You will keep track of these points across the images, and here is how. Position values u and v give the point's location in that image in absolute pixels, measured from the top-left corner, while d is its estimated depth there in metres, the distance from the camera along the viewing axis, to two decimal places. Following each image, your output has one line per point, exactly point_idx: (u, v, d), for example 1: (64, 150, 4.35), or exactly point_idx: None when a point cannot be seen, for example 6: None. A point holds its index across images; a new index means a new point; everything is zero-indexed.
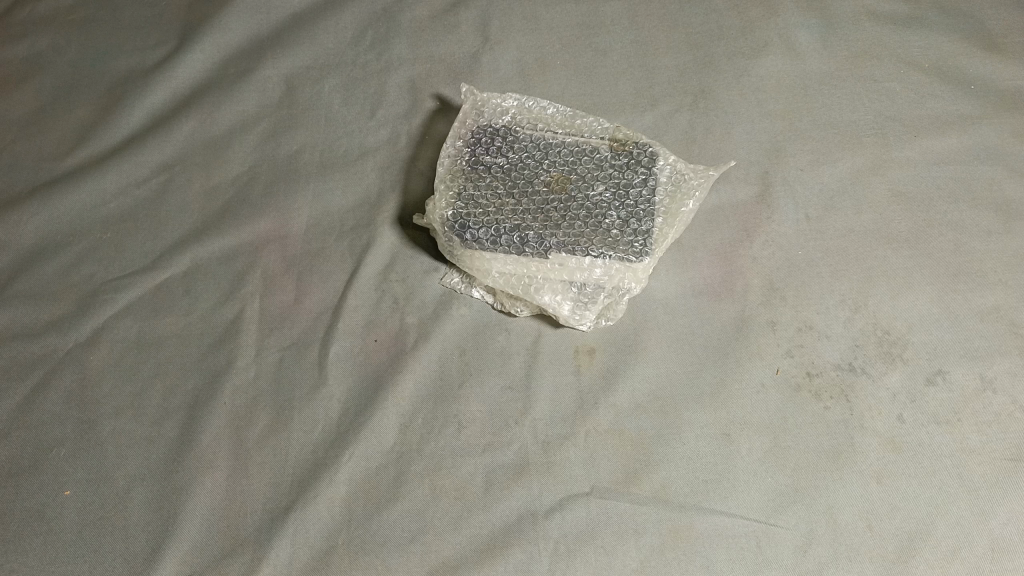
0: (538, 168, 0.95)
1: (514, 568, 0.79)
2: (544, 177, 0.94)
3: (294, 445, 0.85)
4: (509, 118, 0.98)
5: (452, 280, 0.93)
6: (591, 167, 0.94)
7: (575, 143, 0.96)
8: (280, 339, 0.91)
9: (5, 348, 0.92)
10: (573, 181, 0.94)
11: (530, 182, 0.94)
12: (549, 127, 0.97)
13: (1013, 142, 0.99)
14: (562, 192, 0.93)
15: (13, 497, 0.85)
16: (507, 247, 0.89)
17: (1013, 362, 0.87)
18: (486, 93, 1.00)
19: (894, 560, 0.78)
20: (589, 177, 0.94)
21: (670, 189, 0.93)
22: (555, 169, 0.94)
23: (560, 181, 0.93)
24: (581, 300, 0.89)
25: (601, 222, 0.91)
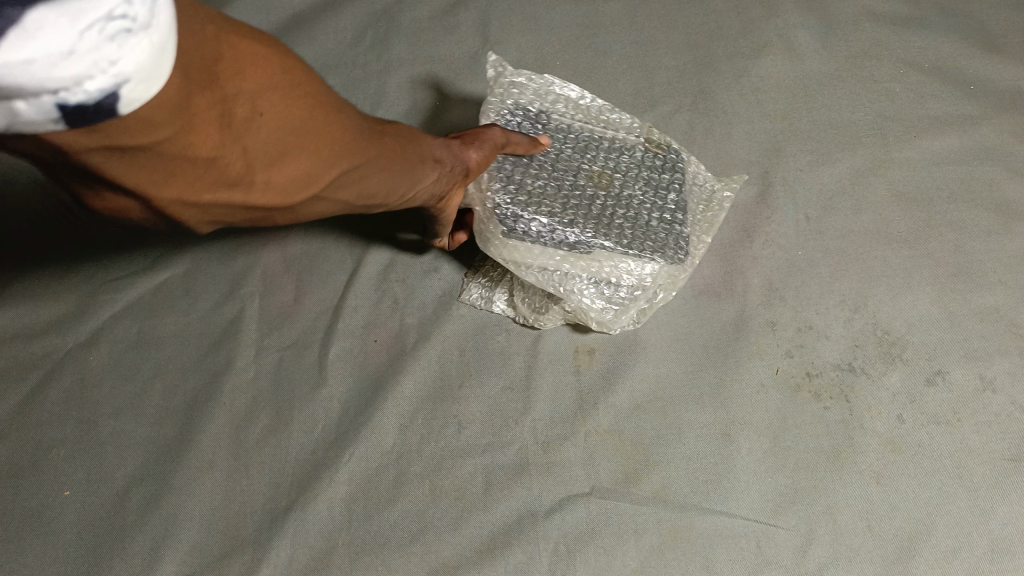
0: (581, 162, 0.90)
1: (514, 568, 0.79)
2: (587, 173, 0.90)
3: (295, 445, 0.85)
4: (546, 104, 0.93)
5: (470, 296, 0.91)
6: (633, 167, 0.91)
7: (613, 140, 0.93)
8: (280, 339, 0.91)
9: (5, 348, 0.92)
10: (617, 179, 0.90)
11: (574, 177, 0.89)
12: (585, 122, 0.93)
13: (1013, 142, 0.99)
14: (607, 190, 0.89)
15: (13, 497, 0.85)
16: (557, 244, 0.85)
17: (1012, 362, 0.87)
18: (521, 72, 0.93)
19: (894, 560, 0.78)
20: (632, 176, 0.91)
21: (704, 197, 0.93)
22: (598, 165, 0.91)
23: (603, 175, 0.90)
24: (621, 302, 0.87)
25: (648, 224, 0.88)
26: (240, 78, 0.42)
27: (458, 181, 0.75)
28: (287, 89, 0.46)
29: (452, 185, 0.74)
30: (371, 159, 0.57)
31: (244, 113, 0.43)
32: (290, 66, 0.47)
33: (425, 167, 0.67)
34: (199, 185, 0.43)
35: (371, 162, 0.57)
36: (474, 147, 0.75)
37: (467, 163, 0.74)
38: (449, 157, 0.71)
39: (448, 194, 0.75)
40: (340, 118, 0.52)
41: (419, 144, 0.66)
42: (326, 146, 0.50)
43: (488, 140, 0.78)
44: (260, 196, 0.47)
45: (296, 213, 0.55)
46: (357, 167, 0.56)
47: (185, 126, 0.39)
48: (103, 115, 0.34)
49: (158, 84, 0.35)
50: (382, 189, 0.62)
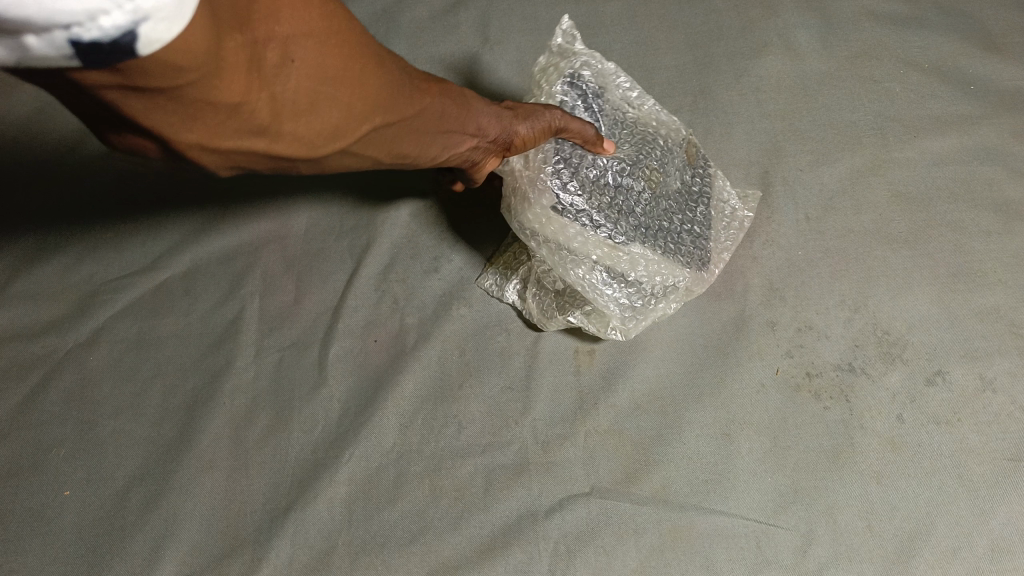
0: (631, 157, 0.85)
1: (514, 568, 0.79)
2: (637, 169, 0.84)
3: (295, 445, 0.85)
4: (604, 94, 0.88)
5: (486, 282, 0.91)
6: (676, 174, 0.88)
7: (661, 139, 0.88)
8: (280, 339, 0.91)
9: (5, 349, 0.92)
10: (663, 182, 0.86)
11: (624, 171, 0.83)
12: (636, 117, 0.89)
13: (1014, 142, 0.99)
14: (653, 191, 0.85)
15: (13, 497, 0.85)
16: (598, 241, 0.80)
17: (1013, 362, 0.86)
18: (584, 49, 0.87)
19: (894, 561, 0.78)
20: (673, 183, 0.87)
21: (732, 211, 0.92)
22: (648, 162, 0.85)
23: (653, 174, 0.85)
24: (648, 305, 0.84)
25: (682, 237, 0.86)
26: (271, 21, 0.39)
27: (497, 150, 0.71)
28: (322, 36, 0.42)
29: (491, 153, 0.71)
30: (403, 119, 0.54)
31: (273, 60, 0.40)
32: (330, 14, 0.43)
33: (461, 132, 0.63)
34: (223, 130, 0.40)
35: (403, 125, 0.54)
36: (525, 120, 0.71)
37: (512, 135, 0.70)
38: (492, 126, 0.67)
39: (486, 159, 0.72)
40: (376, 74, 0.49)
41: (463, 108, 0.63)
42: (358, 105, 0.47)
43: (543, 117, 0.73)
44: (285, 147, 0.45)
45: (321, 165, 0.52)
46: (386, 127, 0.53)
47: (216, 71, 0.36)
48: (123, 54, 0.31)
49: (184, 27, 0.32)
50: (412, 151, 0.59)
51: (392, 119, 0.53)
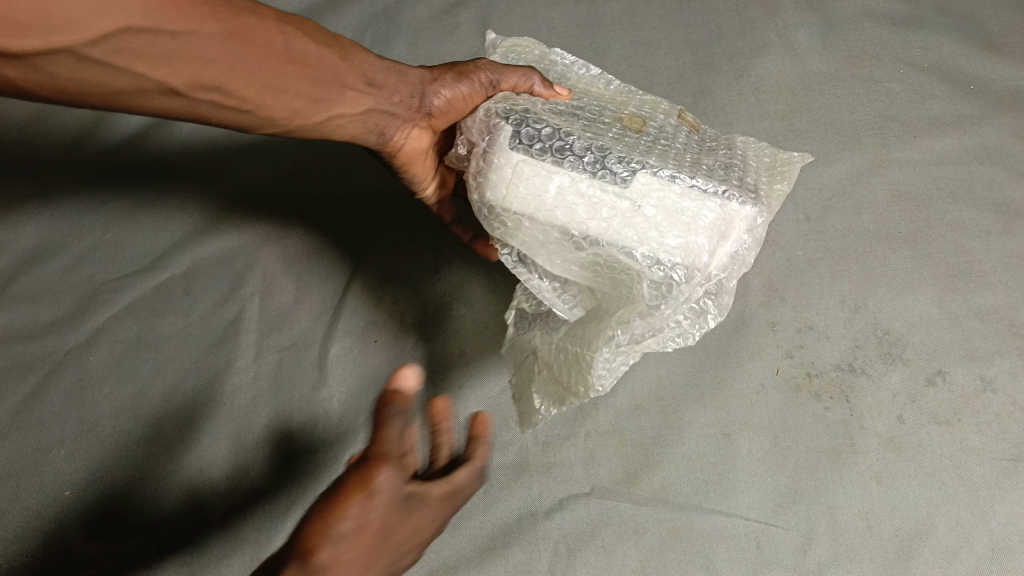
0: (603, 111, 0.78)
1: (514, 568, 0.79)
2: (614, 118, 0.77)
3: (295, 444, 0.85)
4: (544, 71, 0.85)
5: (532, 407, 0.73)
6: (666, 124, 0.79)
7: (635, 103, 0.82)
8: (281, 338, 0.91)
9: (6, 349, 0.92)
10: (649, 126, 0.77)
11: (599, 119, 0.76)
12: (602, 93, 0.84)
13: (1013, 142, 0.99)
14: (638, 133, 0.76)
15: (13, 498, 0.85)
16: (585, 165, 0.67)
17: (1012, 362, 0.87)
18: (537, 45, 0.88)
19: (894, 561, 0.78)
20: (665, 129, 0.78)
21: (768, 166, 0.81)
22: (625, 112, 0.78)
23: (633, 118, 0.77)
24: (692, 259, 0.68)
25: (696, 164, 0.73)
26: None
27: (418, 118, 0.71)
28: None
29: (409, 119, 0.70)
30: (249, 38, 0.58)
31: None
32: None
33: (345, 80, 0.66)
34: None
35: (242, 42, 0.57)
36: (451, 83, 0.71)
37: (429, 99, 0.71)
38: (394, 83, 0.69)
39: (407, 129, 0.71)
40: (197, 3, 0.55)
41: (350, 58, 0.67)
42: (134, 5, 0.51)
43: (462, 79, 0.72)
44: None
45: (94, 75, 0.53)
46: (224, 41, 0.56)
47: None
48: None
49: None
50: (276, 86, 0.61)
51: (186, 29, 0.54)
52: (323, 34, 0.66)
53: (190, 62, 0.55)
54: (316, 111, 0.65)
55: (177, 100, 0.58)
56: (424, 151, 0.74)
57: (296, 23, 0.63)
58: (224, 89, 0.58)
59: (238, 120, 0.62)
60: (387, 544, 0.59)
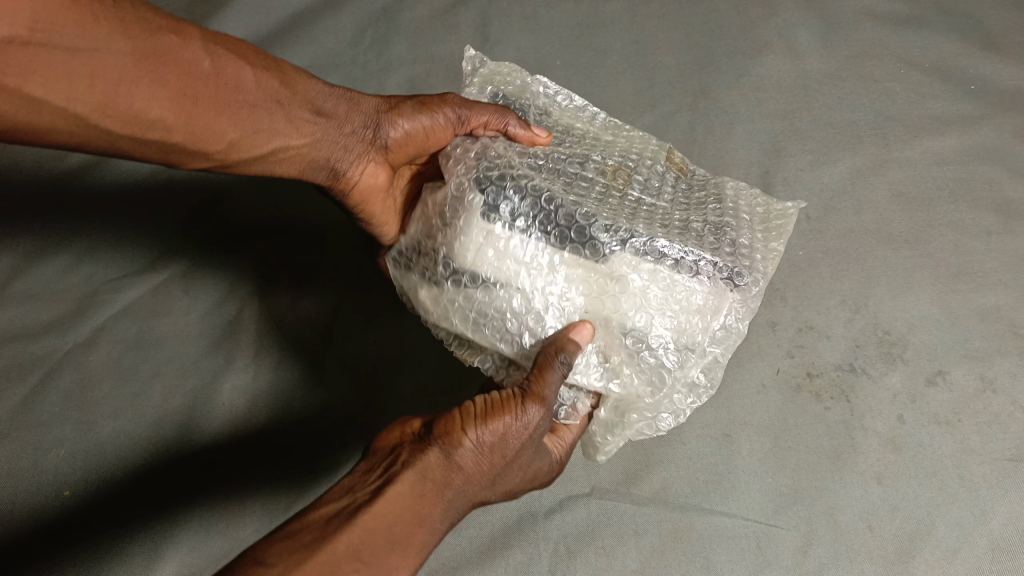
0: (590, 160, 0.77)
1: (514, 569, 0.79)
2: (600, 169, 0.77)
3: (294, 444, 0.85)
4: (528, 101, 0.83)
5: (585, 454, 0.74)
6: (653, 174, 0.80)
7: (622, 148, 0.82)
8: (280, 338, 0.91)
9: (5, 348, 0.92)
10: (636, 179, 0.77)
11: (585, 173, 0.75)
12: (587, 134, 0.84)
13: (1014, 142, 0.98)
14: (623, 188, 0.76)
15: (11, 498, 0.84)
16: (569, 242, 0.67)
17: (1013, 362, 0.86)
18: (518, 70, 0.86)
19: (895, 561, 0.78)
20: (653, 181, 0.79)
21: (762, 220, 0.81)
22: (611, 161, 0.78)
23: (619, 171, 0.77)
24: (682, 340, 0.70)
25: (685, 225, 0.73)
26: None
27: (373, 150, 0.72)
28: None
29: (363, 152, 0.71)
30: (168, 60, 0.57)
31: None
32: None
33: (289, 108, 0.66)
34: None
35: (164, 62, 0.57)
36: (409, 115, 0.72)
37: (385, 130, 0.72)
38: (345, 111, 0.71)
39: (363, 163, 0.72)
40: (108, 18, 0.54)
41: (291, 83, 0.67)
42: (19, 13, 0.49)
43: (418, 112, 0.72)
44: None
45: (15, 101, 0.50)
46: (136, 62, 0.55)
47: None
48: None
49: None
50: (206, 113, 0.60)
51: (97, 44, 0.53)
52: (260, 57, 0.65)
53: (97, 86, 0.53)
54: (259, 143, 0.64)
55: (90, 131, 0.55)
56: (381, 188, 0.75)
57: (228, 45, 0.62)
58: (146, 117, 0.56)
59: (165, 154, 0.60)
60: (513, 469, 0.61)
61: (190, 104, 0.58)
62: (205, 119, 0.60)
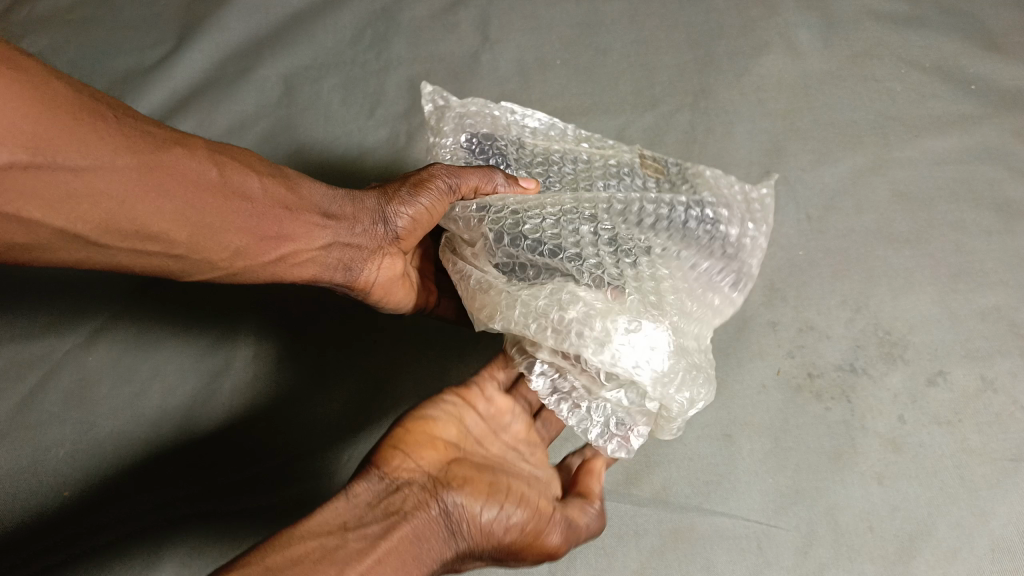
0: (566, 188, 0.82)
1: (514, 569, 0.79)
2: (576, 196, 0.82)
3: (294, 448, 0.85)
4: (502, 138, 0.84)
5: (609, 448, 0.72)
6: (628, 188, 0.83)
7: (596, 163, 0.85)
8: (281, 339, 0.91)
9: (5, 349, 0.92)
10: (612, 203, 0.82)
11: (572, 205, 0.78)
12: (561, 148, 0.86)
13: (1014, 142, 0.98)
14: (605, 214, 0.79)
15: (12, 498, 0.84)
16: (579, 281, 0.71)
17: (1013, 362, 0.86)
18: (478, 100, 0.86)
19: (894, 561, 0.78)
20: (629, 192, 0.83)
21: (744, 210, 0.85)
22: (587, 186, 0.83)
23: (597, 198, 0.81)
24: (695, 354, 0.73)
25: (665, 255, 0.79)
26: None
27: (385, 244, 0.74)
28: None
29: (375, 248, 0.73)
30: (170, 173, 0.57)
31: None
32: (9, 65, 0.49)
33: (297, 213, 0.67)
34: None
35: (168, 175, 0.57)
36: (410, 201, 0.73)
37: (392, 222, 0.73)
38: (352, 211, 0.71)
39: (378, 260, 0.74)
40: (109, 132, 0.54)
41: (298, 188, 0.68)
42: (12, 137, 0.48)
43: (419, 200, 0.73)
44: None
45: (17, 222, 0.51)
46: (137, 176, 0.55)
47: None
48: None
49: None
50: (210, 226, 0.61)
51: (102, 160, 0.53)
52: (267, 166, 0.67)
53: (100, 202, 0.54)
54: (268, 250, 0.66)
55: (87, 247, 0.56)
56: (400, 276, 0.77)
57: (233, 156, 0.63)
58: (145, 230, 0.57)
59: (166, 263, 0.61)
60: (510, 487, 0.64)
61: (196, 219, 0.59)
62: (214, 237, 0.61)
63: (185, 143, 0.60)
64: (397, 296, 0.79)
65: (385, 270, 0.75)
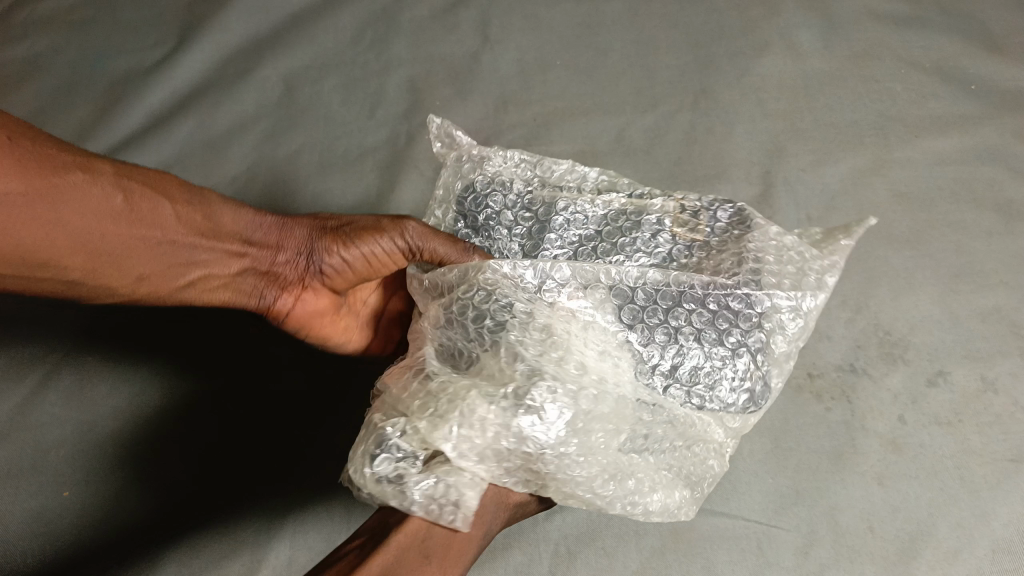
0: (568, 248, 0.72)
1: (514, 569, 0.79)
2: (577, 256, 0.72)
3: (292, 450, 0.85)
4: (497, 192, 0.76)
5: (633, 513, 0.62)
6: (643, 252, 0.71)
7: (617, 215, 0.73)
8: (281, 346, 0.90)
9: (8, 350, 0.93)
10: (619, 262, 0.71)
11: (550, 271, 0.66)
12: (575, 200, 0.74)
13: (1014, 142, 0.98)
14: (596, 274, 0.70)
15: (12, 498, 0.84)
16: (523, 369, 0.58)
17: (1014, 363, 0.86)
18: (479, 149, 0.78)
19: (895, 562, 0.78)
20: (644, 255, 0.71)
21: (795, 283, 0.66)
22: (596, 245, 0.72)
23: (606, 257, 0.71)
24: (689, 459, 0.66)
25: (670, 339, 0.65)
26: None
27: (310, 279, 0.72)
28: None
29: (297, 281, 0.72)
30: (71, 200, 0.56)
31: None
32: None
33: (212, 241, 0.66)
34: None
35: (69, 202, 0.56)
36: (347, 241, 0.70)
37: (318, 258, 0.71)
38: (274, 243, 0.70)
39: (299, 295, 0.73)
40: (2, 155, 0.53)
41: (215, 216, 0.66)
42: None
43: (360, 249, 0.70)
44: None
45: None
46: (33, 202, 0.54)
47: None
48: None
49: None
50: (116, 253, 0.59)
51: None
52: (184, 191, 0.65)
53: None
54: (176, 276, 0.64)
55: None
56: (325, 313, 0.76)
57: (146, 181, 0.62)
58: (39, 260, 0.55)
59: (59, 290, 0.59)
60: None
61: (100, 248, 0.58)
62: (122, 263, 0.60)
63: (91, 168, 0.58)
64: (331, 331, 0.78)
65: (311, 303, 0.74)
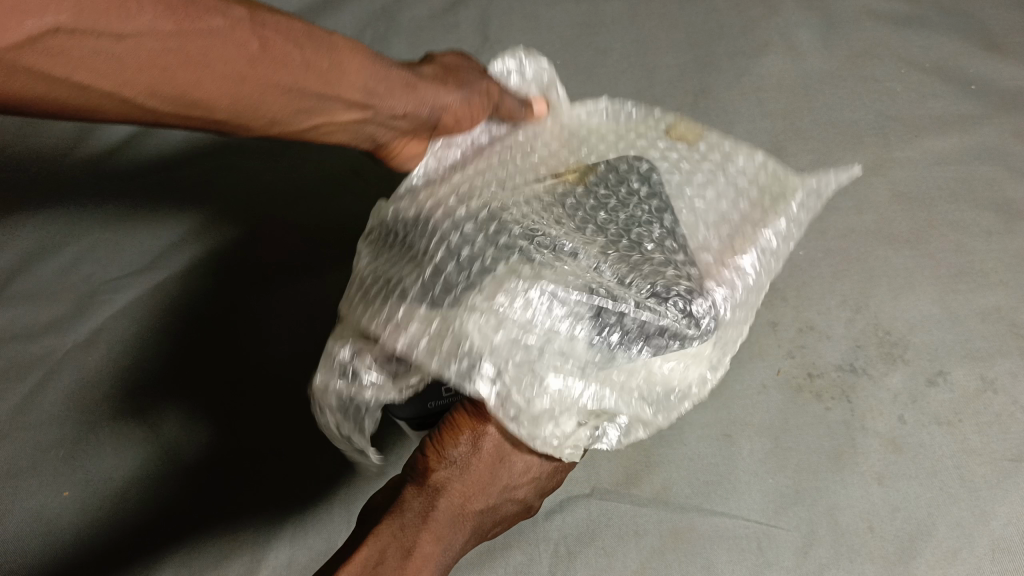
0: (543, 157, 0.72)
1: (514, 568, 0.80)
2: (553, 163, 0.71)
3: (291, 450, 0.85)
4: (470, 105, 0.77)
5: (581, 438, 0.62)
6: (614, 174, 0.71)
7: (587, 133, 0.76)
8: (281, 346, 0.90)
9: (6, 349, 0.92)
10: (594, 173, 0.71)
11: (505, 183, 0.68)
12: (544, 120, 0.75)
13: (1014, 142, 0.98)
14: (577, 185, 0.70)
15: (12, 498, 0.84)
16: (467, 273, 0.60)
17: (1013, 362, 0.86)
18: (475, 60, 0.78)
19: (894, 562, 0.78)
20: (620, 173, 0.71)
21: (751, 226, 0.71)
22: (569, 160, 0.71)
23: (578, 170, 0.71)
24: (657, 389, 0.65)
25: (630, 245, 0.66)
26: None
27: (422, 130, 0.67)
28: None
29: (409, 130, 0.66)
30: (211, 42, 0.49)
31: None
32: None
33: (347, 91, 0.58)
34: None
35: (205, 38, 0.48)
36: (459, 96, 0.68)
37: (436, 111, 0.66)
38: (406, 94, 0.63)
39: (406, 142, 0.67)
40: None
41: (348, 56, 0.58)
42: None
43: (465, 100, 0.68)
44: None
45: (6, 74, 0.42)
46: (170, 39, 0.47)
47: None
48: None
49: None
50: (254, 102, 0.53)
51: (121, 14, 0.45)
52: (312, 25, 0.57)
53: (135, 71, 0.46)
54: (305, 121, 0.57)
55: (124, 107, 0.48)
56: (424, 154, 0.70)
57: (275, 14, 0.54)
58: (189, 99, 0.49)
59: (201, 126, 0.53)
60: (490, 492, 0.63)
61: (241, 101, 0.52)
62: (260, 113, 0.54)
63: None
64: None
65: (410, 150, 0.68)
